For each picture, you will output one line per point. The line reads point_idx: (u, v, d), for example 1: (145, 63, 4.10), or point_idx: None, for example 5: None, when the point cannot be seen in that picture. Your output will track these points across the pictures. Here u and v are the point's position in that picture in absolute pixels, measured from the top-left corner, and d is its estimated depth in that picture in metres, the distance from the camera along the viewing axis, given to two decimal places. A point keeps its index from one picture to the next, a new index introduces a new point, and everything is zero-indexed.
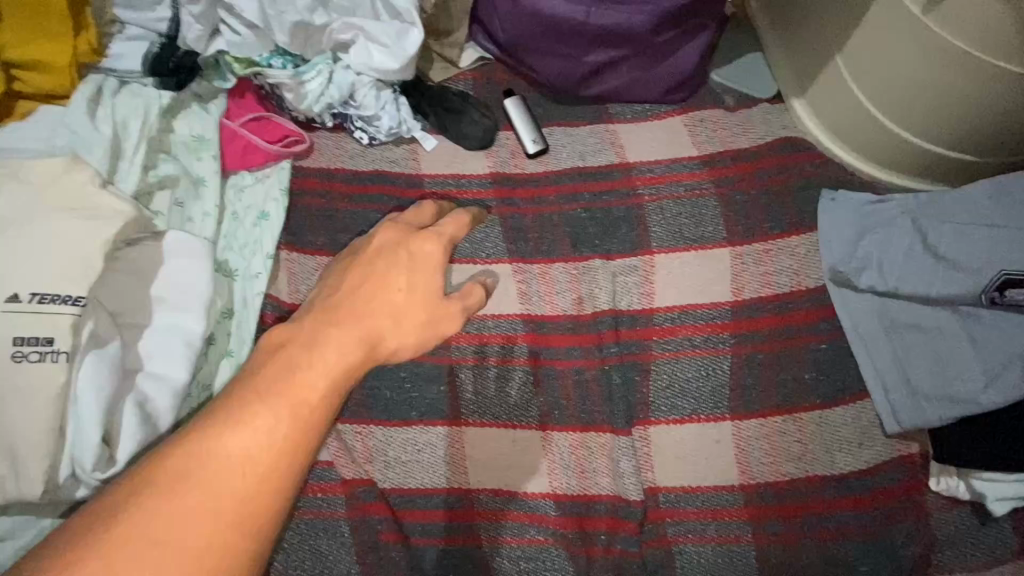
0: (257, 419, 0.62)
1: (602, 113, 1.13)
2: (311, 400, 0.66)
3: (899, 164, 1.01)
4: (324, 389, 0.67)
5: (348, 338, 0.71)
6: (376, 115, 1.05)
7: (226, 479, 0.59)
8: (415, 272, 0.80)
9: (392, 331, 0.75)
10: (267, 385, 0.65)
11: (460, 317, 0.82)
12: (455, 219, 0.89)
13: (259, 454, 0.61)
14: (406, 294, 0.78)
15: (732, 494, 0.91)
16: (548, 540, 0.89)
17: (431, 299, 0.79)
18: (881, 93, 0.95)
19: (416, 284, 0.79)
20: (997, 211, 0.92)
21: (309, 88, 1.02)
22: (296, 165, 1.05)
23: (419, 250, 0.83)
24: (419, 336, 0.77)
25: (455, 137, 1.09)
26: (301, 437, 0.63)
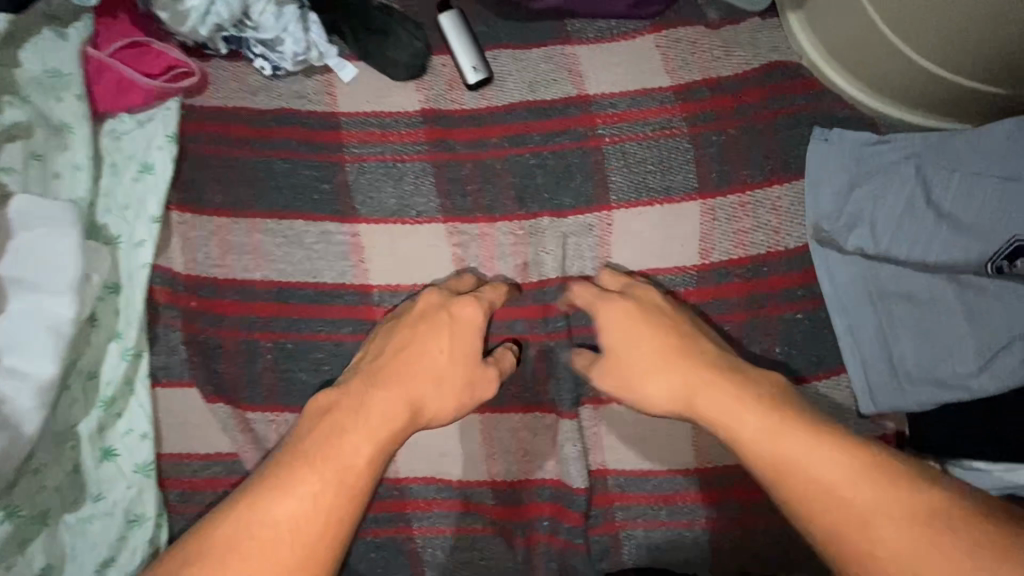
0: (307, 483, 0.63)
1: (558, 32, 0.94)
2: (357, 465, 0.66)
3: (908, 97, 0.84)
4: (367, 455, 0.66)
5: (395, 401, 0.71)
6: (278, 38, 0.87)
7: (273, 545, 0.60)
8: (456, 335, 0.78)
9: (433, 396, 0.75)
10: (323, 450, 0.66)
11: (497, 381, 0.80)
12: (494, 286, 0.83)
13: (308, 521, 0.62)
14: (448, 357, 0.77)
15: (687, 477, 0.85)
16: (485, 529, 0.84)
17: (471, 364, 0.78)
18: (893, 10, 0.76)
19: (455, 346, 0.78)
20: (1015, 160, 0.78)
21: (190, 6, 0.82)
22: (189, 104, 0.88)
23: (461, 313, 0.79)
24: (457, 401, 0.76)
25: (379, 64, 0.90)
26: (343, 506, 0.63)
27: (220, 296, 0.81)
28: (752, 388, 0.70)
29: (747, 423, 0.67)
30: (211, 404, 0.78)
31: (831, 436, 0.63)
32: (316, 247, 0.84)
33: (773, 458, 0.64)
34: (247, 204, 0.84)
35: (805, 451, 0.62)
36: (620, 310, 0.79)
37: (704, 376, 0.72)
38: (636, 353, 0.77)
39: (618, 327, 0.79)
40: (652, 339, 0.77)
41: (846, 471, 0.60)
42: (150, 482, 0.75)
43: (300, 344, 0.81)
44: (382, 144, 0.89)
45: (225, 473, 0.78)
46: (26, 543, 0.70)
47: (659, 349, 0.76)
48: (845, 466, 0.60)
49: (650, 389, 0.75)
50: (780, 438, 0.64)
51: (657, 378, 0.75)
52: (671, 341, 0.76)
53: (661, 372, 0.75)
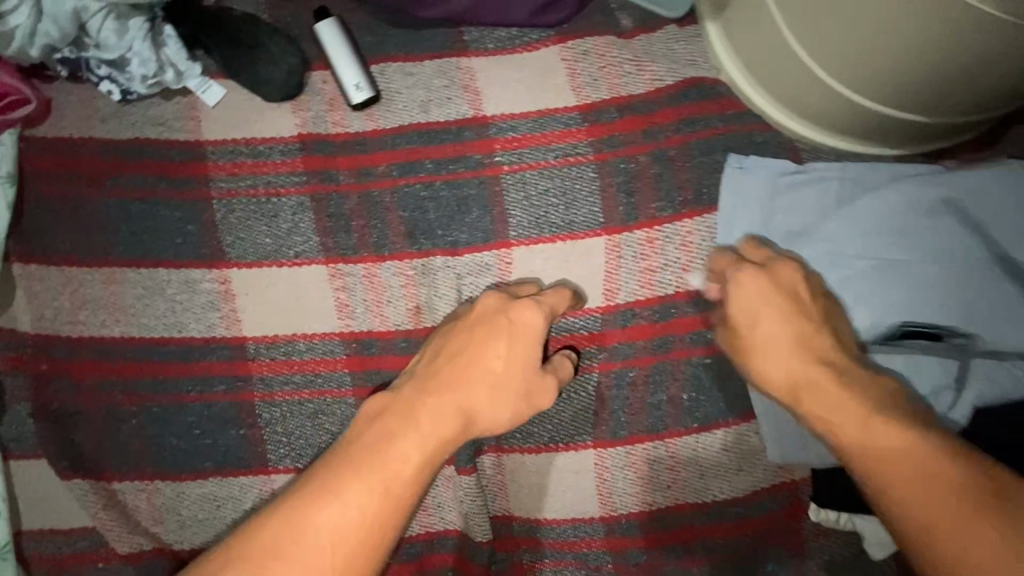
0: (357, 490, 0.57)
1: (453, 42, 0.83)
2: (404, 474, 0.59)
3: (836, 124, 0.77)
4: (413, 467, 0.60)
5: (443, 412, 0.64)
6: (125, 58, 0.76)
7: (317, 556, 0.54)
8: (514, 341, 0.70)
9: (486, 403, 0.68)
10: (367, 456, 0.59)
11: (557, 391, 0.72)
12: (553, 291, 0.75)
13: (350, 533, 0.55)
14: (505, 362, 0.69)
15: (591, 524, 0.82)
16: None
17: (530, 370, 0.70)
18: (808, 29, 0.67)
19: (518, 350, 0.70)
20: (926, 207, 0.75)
21: (17, 22, 0.72)
22: (30, 135, 0.77)
23: (520, 316, 0.71)
24: (514, 410, 0.69)
25: (248, 82, 0.79)
26: (387, 517, 0.57)
27: (76, 357, 0.74)
28: (865, 380, 0.65)
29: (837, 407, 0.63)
30: (69, 480, 0.72)
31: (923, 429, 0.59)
32: (184, 298, 0.76)
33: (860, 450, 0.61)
34: (105, 250, 0.76)
35: (899, 443, 0.59)
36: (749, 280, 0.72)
37: (816, 362, 0.67)
38: (744, 330, 0.71)
39: (743, 297, 0.71)
40: (765, 315, 0.70)
41: (931, 469, 0.56)
42: (8, 566, 0.69)
43: (167, 406, 0.75)
44: (254, 175, 0.79)
45: (91, 549, 0.72)
46: None
47: (778, 331, 0.69)
48: (934, 463, 0.56)
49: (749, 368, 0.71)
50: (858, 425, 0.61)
51: (772, 357, 0.69)
52: (783, 319, 0.70)
53: (761, 352, 0.70)
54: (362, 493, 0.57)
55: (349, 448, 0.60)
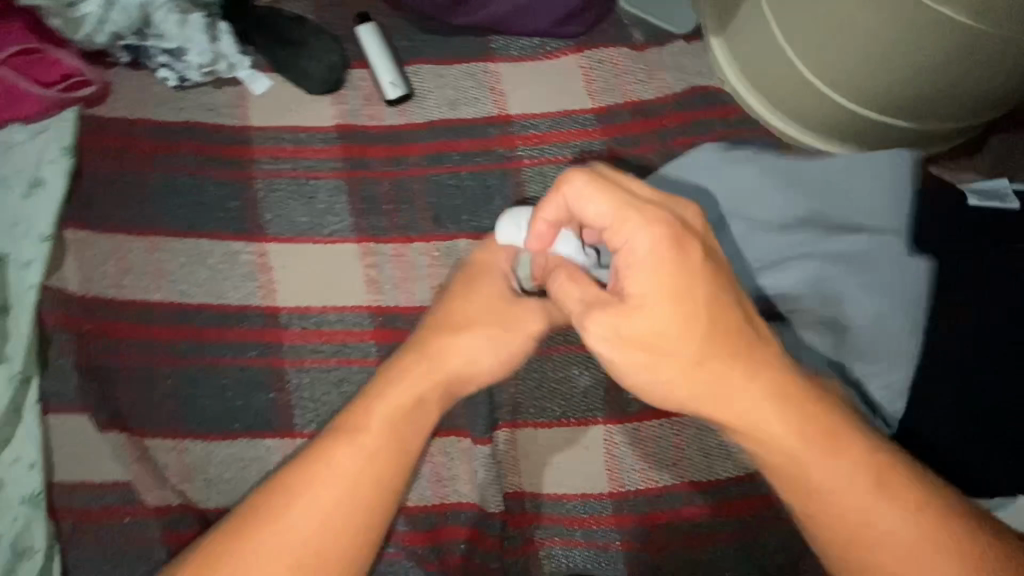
0: (331, 480, 0.59)
1: (481, 48, 0.91)
2: (387, 431, 0.62)
3: (832, 130, 0.85)
4: (384, 439, 0.61)
5: (424, 368, 0.65)
6: (183, 48, 0.83)
7: (319, 516, 0.57)
8: (486, 285, 0.70)
9: (465, 346, 0.67)
10: (339, 447, 0.60)
11: (539, 315, 0.70)
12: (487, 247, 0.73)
13: (349, 493, 0.59)
14: (484, 306, 0.69)
15: (600, 500, 0.85)
16: (399, 555, 0.82)
17: (503, 306, 0.69)
18: (806, 42, 0.76)
19: (483, 300, 0.69)
20: None
21: (86, 12, 0.79)
22: (89, 115, 0.84)
23: (485, 260, 0.72)
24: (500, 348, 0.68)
25: (294, 76, 0.87)
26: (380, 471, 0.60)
27: (119, 318, 0.78)
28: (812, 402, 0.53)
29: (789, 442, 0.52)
30: (106, 433, 0.75)
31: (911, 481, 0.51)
32: (224, 267, 0.81)
33: (815, 503, 0.52)
34: (153, 221, 0.81)
35: (893, 525, 0.49)
36: (651, 249, 0.53)
37: (754, 372, 0.53)
38: (644, 326, 0.53)
39: (640, 278, 0.53)
40: (666, 302, 0.53)
41: (926, 551, 0.49)
42: (39, 514, 0.72)
43: (202, 368, 0.79)
44: (295, 160, 0.86)
45: (119, 502, 0.74)
46: None
47: (678, 319, 0.53)
48: (914, 528, 0.49)
49: (635, 369, 0.55)
50: (827, 480, 0.51)
51: (682, 355, 0.53)
52: (691, 307, 0.53)
53: (669, 352, 0.53)
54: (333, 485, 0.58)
55: (319, 441, 0.62)
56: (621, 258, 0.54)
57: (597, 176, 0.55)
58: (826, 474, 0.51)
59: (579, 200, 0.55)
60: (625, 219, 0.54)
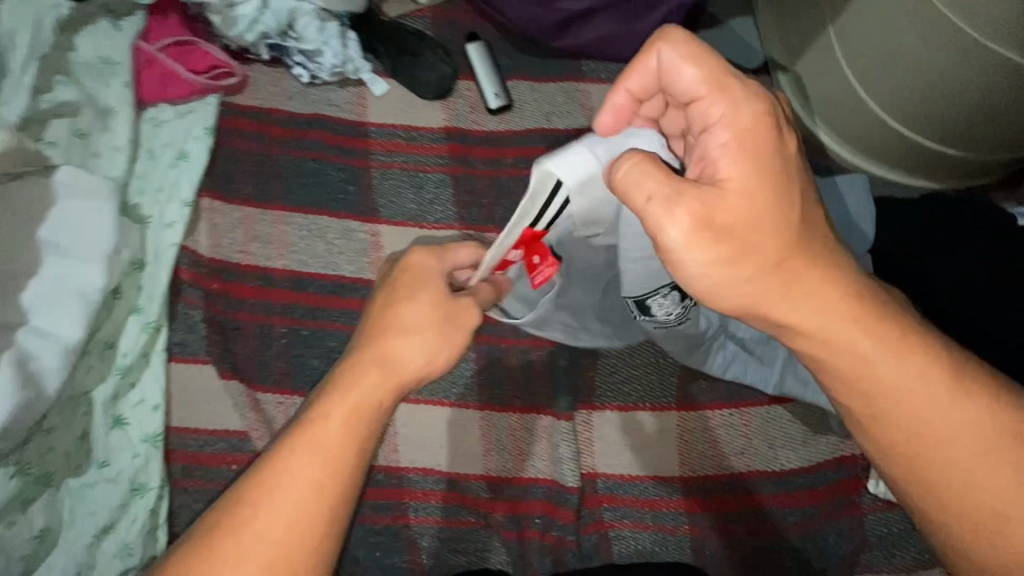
0: (279, 504, 0.55)
1: (574, 70, 1.03)
2: (338, 440, 0.57)
3: (889, 154, 0.96)
4: (338, 454, 0.57)
5: (369, 371, 0.61)
6: (319, 50, 0.94)
7: (278, 529, 0.54)
8: (420, 289, 0.66)
9: (407, 348, 0.63)
10: (287, 467, 0.56)
11: (476, 310, 0.68)
12: (421, 253, 0.69)
13: (305, 507, 0.55)
14: (417, 310, 0.64)
15: (671, 484, 0.89)
16: (478, 522, 0.86)
17: (441, 305, 0.65)
18: (870, 76, 0.87)
19: (427, 299, 0.65)
20: None
21: (240, 13, 0.89)
22: (227, 102, 0.93)
23: (413, 265, 0.68)
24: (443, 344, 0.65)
25: (408, 83, 0.98)
26: (334, 484, 0.56)
27: (243, 280, 0.85)
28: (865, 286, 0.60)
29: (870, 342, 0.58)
30: (226, 381, 0.82)
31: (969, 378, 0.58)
32: (338, 242, 0.89)
33: (887, 399, 0.58)
34: (279, 198, 0.90)
35: (958, 411, 0.57)
36: (735, 129, 0.56)
37: (816, 264, 0.58)
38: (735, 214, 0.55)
39: (733, 161, 0.55)
40: (757, 184, 0.55)
41: (984, 435, 0.57)
42: (157, 453, 0.78)
43: (314, 331, 0.85)
44: (406, 154, 0.96)
45: (229, 450, 0.81)
46: (26, 503, 0.72)
47: (766, 208, 0.55)
48: (959, 410, 0.58)
49: (710, 268, 0.55)
50: (904, 378, 0.58)
51: (762, 243, 0.55)
52: (777, 185, 0.55)
53: (755, 248, 0.55)
54: (286, 506, 0.54)
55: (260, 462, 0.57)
56: (717, 130, 0.56)
57: (694, 42, 0.57)
58: (881, 358, 0.58)
59: (672, 63, 0.57)
60: (719, 91, 0.56)
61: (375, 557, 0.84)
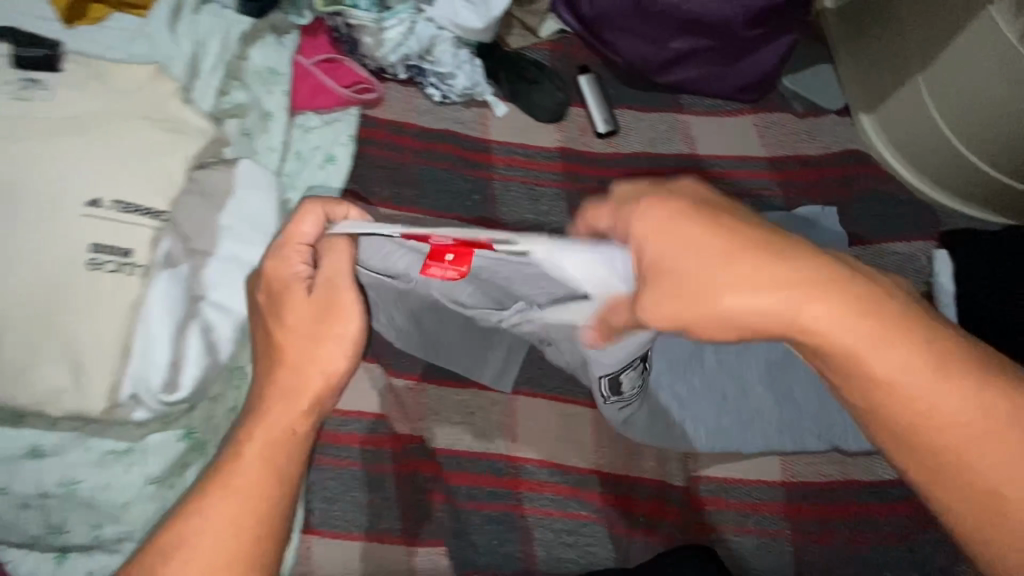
0: (201, 546, 0.50)
1: (673, 103, 1.12)
2: (253, 477, 0.53)
3: (962, 190, 1.05)
4: (259, 479, 0.53)
5: (278, 397, 0.55)
6: (453, 73, 1.03)
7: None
8: (290, 302, 0.57)
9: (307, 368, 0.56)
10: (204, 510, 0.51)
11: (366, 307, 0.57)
12: (275, 257, 0.59)
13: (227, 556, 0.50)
14: (295, 331, 0.56)
15: (773, 489, 0.93)
16: (590, 516, 0.89)
17: (319, 318, 0.56)
18: (957, 115, 0.98)
19: (300, 312, 0.56)
20: None
21: (387, 36, 0.99)
22: (365, 114, 1.02)
23: (273, 275, 0.58)
24: (337, 358, 0.56)
25: (527, 107, 1.06)
26: (251, 526, 0.51)
27: None
28: (892, 319, 0.48)
29: (836, 333, 0.47)
30: (366, 363, 0.91)
31: (881, 329, 0.48)
32: None
33: (937, 443, 0.49)
34: (412, 202, 0.98)
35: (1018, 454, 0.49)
36: (662, 211, 0.48)
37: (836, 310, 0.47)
38: (685, 280, 0.47)
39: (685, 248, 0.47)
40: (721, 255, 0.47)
41: None
42: None
43: None
44: (525, 170, 1.04)
45: (363, 431, 0.88)
46: (185, 466, 0.75)
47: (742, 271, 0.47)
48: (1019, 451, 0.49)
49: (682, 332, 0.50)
50: (918, 391, 0.48)
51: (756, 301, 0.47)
52: (744, 241, 0.47)
53: (741, 317, 0.48)
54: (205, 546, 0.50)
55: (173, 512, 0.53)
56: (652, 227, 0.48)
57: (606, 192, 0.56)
58: (919, 400, 0.49)
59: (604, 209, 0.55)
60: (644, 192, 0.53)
61: (491, 548, 0.86)
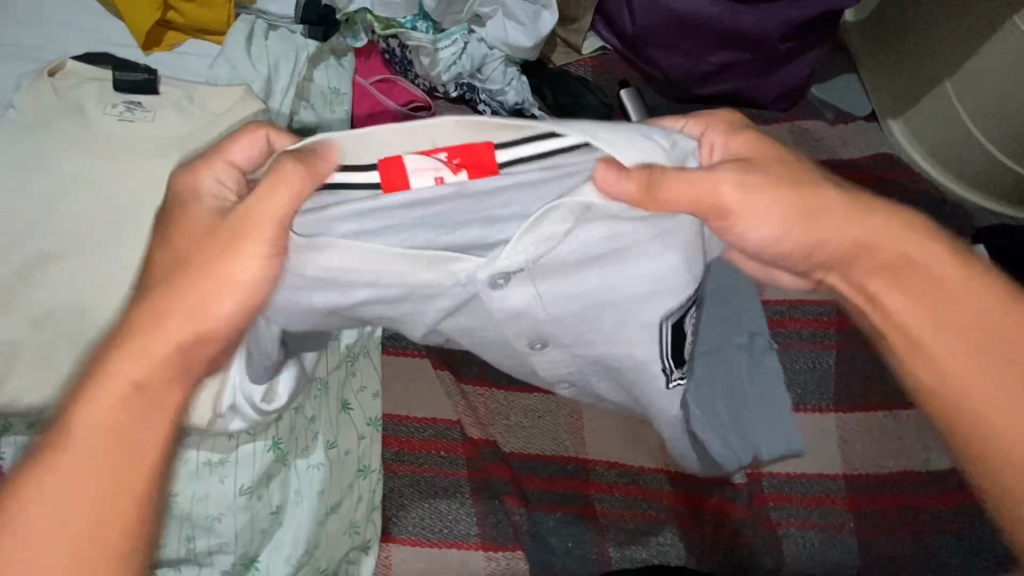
0: (47, 483, 0.47)
1: (709, 113, 1.18)
2: (117, 409, 0.50)
3: (990, 187, 1.10)
4: (115, 414, 0.49)
5: (162, 328, 0.51)
6: (503, 89, 1.05)
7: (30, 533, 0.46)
8: (188, 225, 0.53)
9: (197, 301, 0.51)
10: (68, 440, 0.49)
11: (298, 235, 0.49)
12: (187, 174, 0.54)
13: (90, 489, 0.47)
14: (195, 259, 0.51)
15: (836, 482, 0.95)
16: (661, 516, 0.91)
17: (211, 248, 0.52)
18: (987, 120, 1.03)
19: (194, 239, 0.52)
20: None
21: (442, 56, 1.01)
22: None
23: (182, 196, 0.53)
24: (227, 292, 0.51)
25: (572, 120, 1.10)
26: (113, 459, 0.48)
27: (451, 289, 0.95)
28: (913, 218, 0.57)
29: (872, 233, 0.54)
30: (437, 370, 0.93)
31: (969, 268, 0.56)
32: None
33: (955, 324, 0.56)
34: None
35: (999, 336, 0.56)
36: (721, 126, 0.55)
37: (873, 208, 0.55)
38: (774, 172, 0.53)
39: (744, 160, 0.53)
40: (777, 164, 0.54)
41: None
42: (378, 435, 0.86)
43: None
44: None
45: (437, 438, 0.89)
46: (270, 478, 0.80)
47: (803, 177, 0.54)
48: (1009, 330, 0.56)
49: (758, 213, 0.52)
50: (940, 275, 0.56)
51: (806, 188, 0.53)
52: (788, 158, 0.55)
53: (824, 209, 0.53)
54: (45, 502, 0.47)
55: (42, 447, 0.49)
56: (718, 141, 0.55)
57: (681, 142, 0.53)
58: (949, 289, 0.56)
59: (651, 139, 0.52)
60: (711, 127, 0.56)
61: (566, 549, 0.87)
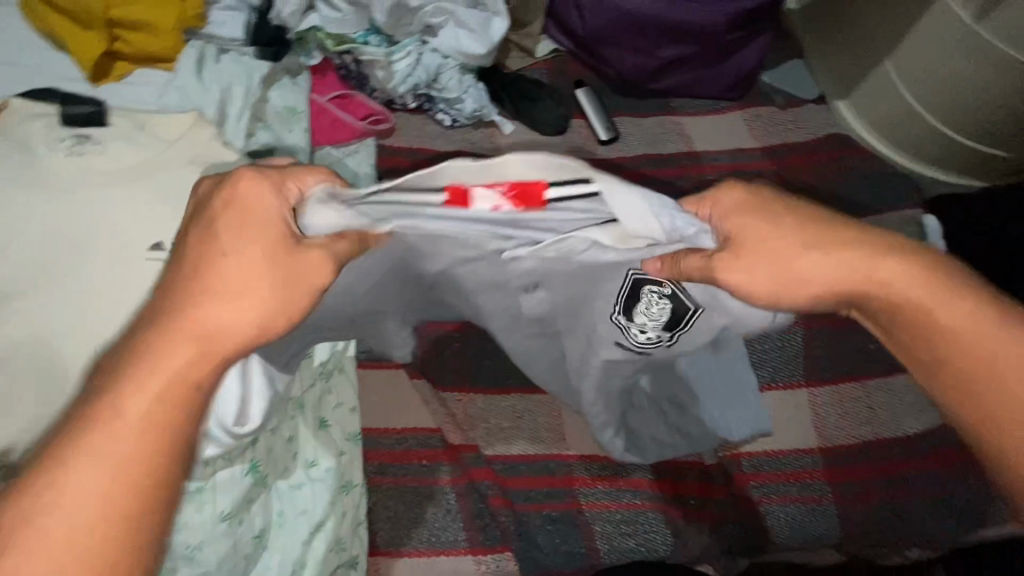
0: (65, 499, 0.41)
1: (664, 106, 1.19)
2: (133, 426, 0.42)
3: (934, 157, 1.15)
4: (141, 434, 0.43)
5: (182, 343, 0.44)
6: (459, 98, 1.07)
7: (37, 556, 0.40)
8: (234, 238, 0.45)
9: (224, 315, 0.44)
10: (67, 454, 0.42)
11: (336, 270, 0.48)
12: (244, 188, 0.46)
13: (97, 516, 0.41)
14: (234, 267, 0.45)
15: (812, 456, 0.97)
16: (644, 505, 0.92)
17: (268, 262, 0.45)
18: (926, 94, 1.07)
19: (244, 247, 0.45)
20: None
21: (397, 68, 1.03)
22: (380, 144, 1.06)
23: (239, 201, 0.46)
24: (269, 307, 0.45)
25: (530, 123, 1.12)
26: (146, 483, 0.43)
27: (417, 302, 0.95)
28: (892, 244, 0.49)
29: (890, 275, 0.48)
30: (413, 379, 0.93)
31: (947, 280, 0.49)
32: None
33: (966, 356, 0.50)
34: None
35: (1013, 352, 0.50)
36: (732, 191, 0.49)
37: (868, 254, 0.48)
38: (768, 234, 0.48)
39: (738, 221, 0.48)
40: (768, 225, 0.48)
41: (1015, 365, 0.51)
42: (358, 451, 0.87)
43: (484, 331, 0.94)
44: None
45: (416, 447, 0.91)
46: (251, 501, 0.78)
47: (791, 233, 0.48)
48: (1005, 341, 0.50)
49: (750, 273, 0.48)
50: (941, 312, 0.49)
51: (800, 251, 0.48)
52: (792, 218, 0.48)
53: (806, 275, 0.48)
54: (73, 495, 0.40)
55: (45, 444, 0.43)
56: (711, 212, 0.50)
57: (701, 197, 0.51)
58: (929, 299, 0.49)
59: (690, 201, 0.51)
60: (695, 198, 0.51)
61: (556, 546, 0.88)
